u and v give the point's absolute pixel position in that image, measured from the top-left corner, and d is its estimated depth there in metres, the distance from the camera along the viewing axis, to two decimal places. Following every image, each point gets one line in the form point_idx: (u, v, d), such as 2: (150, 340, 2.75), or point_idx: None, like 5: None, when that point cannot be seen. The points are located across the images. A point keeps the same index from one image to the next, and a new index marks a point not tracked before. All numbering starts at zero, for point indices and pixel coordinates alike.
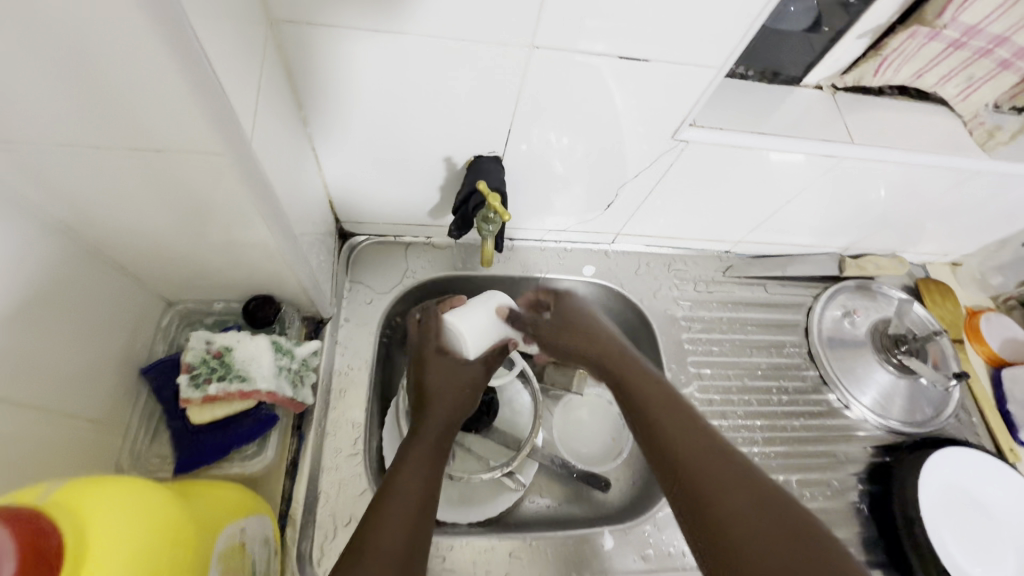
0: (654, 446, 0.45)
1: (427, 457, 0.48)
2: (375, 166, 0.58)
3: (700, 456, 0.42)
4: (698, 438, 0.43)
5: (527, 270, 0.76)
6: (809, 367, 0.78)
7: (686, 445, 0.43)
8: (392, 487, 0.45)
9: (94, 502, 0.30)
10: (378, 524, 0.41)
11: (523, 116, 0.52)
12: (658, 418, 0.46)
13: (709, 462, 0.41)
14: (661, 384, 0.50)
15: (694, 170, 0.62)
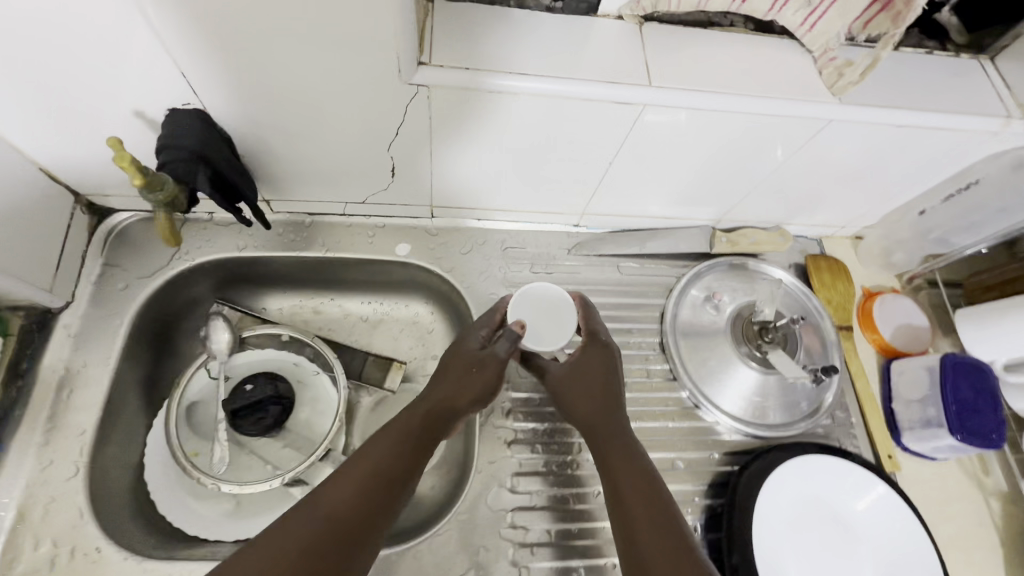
0: (612, 498, 0.48)
1: (355, 477, 0.45)
2: (71, 127, 0.49)
3: (653, 521, 0.45)
4: (660, 519, 0.45)
5: (330, 250, 0.66)
6: (659, 359, 0.67)
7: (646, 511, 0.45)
8: (349, 470, 0.46)
9: None
10: (328, 486, 0.44)
11: (203, 58, 0.43)
12: (619, 476, 0.48)
13: (668, 552, 0.43)
14: (630, 444, 0.51)
15: (465, 124, 0.51)
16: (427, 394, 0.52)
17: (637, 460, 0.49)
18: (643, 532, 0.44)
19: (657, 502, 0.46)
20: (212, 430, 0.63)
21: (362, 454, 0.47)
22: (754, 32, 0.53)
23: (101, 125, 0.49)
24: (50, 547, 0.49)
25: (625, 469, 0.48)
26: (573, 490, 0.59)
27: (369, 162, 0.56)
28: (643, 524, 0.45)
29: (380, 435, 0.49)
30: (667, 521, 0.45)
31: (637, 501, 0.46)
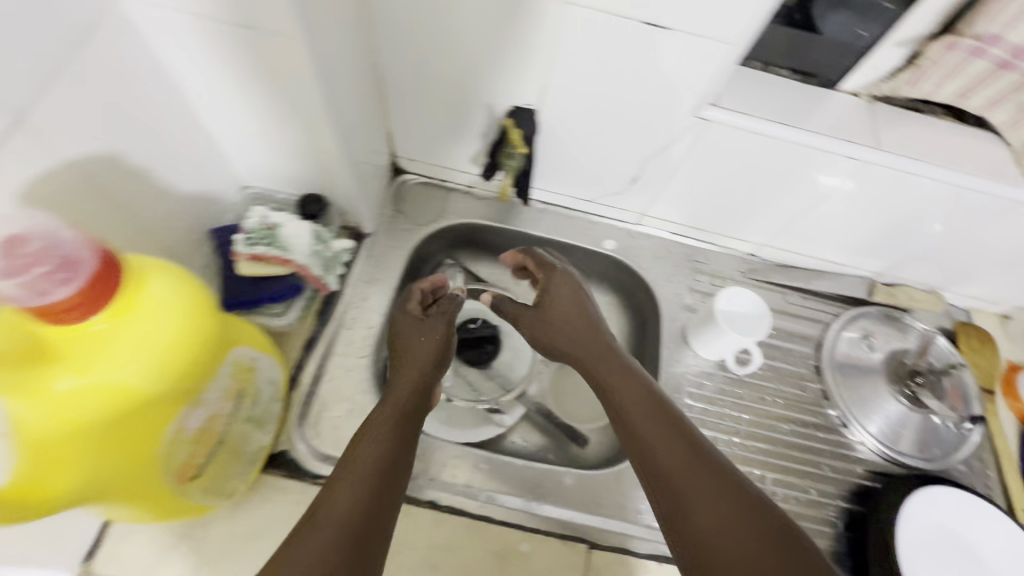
0: (629, 433, 0.52)
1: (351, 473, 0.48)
2: (429, 105, 0.67)
3: (670, 446, 0.48)
4: (666, 433, 0.50)
5: (552, 233, 0.82)
6: (813, 379, 0.77)
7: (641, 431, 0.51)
8: (348, 471, 0.48)
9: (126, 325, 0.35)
10: (342, 483, 0.47)
11: (558, 77, 0.59)
12: (648, 423, 0.51)
13: (691, 472, 0.46)
14: (638, 382, 0.55)
15: (717, 154, 0.65)
16: (398, 383, 0.59)
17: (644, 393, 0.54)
18: (670, 467, 0.47)
19: (687, 440, 0.48)
20: None
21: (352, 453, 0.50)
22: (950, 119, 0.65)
23: (447, 109, 0.67)
24: (346, 403, 0.64)
25: (629, 398, 0.54)
26: None
27: (621, 171, 0.72)
28: (671, 462, 0.47)
29: (370, 442, 0.51)
30: (688, 450, 0.48)
31: (660, 431, 0.50)
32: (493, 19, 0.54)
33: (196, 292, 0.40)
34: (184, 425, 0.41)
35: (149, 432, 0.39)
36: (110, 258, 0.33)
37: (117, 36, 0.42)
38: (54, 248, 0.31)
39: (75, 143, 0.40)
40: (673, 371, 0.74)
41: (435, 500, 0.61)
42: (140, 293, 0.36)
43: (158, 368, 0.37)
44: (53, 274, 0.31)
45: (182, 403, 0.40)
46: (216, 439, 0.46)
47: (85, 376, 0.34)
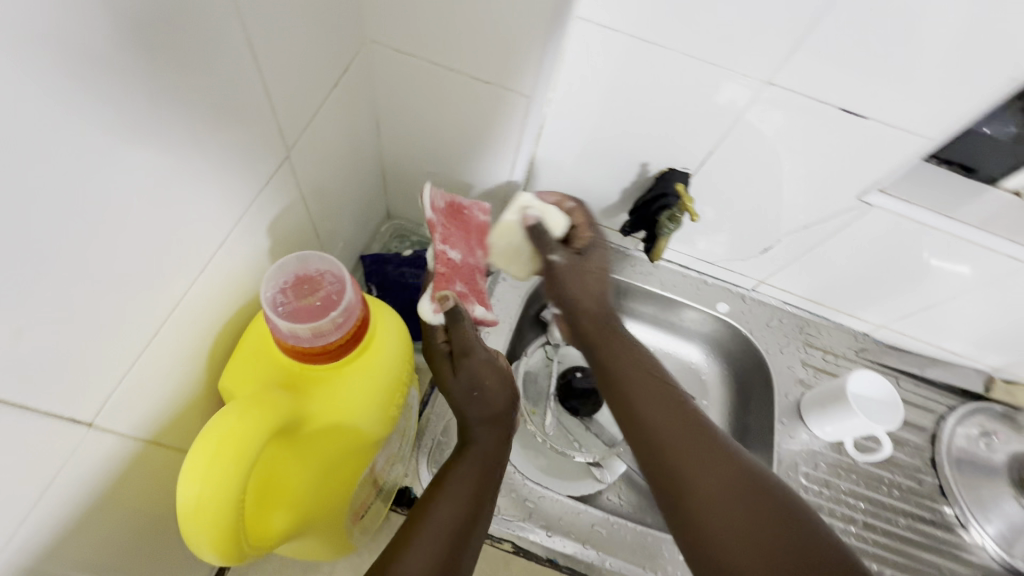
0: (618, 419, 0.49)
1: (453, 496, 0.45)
2: (576, 157, 0.68)
3: (659, 438, 0.45)
4: (658, 417, 0.46)
5: (665, 288, 0.82)
6: (928, 472, 0.74)
7: (682, 473, 0.42)
8: (445, 492, 0.46)
9: (329, 393, 0.34)
10: (439, 501, 0.45)
11: (724, 147, 0.60)
12: (654, 452, 0.45)
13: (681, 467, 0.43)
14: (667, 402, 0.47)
15: (865, 236, 0.65)
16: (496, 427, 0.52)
17: (609, 369, 0.52)
18: (669, 481, 0.43)
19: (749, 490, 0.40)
20: (541, 397, 0.79)
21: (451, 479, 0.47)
22: None
23: (599, 163, 0.67)
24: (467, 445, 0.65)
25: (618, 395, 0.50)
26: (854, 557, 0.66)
27: (755, 239, 0.71)
28: (666, 450, 0.44)
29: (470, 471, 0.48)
30: (757, 512, 0.39)
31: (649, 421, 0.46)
32: (673, 92, 0.56)
33: (408, 339, 0.41)
34: (374, 465, 0.41)
35: (354, 471, 0.38)
36: (367, 313, 0.35)
37: (354, 78, 0.44)
38: (329, 303, 0.34)
39: (302, 174, 0.43)
40: (785, 447, 0.72)
41: (555, 560, 0.61)
42: (378, 336, 0.37)
43: (371, 411, 0.36)
44: (336, 320, 0.32)
45: (382, 443, 0.39)
46: (382, 480, 0.45)
47: (330, 413, 0.34)
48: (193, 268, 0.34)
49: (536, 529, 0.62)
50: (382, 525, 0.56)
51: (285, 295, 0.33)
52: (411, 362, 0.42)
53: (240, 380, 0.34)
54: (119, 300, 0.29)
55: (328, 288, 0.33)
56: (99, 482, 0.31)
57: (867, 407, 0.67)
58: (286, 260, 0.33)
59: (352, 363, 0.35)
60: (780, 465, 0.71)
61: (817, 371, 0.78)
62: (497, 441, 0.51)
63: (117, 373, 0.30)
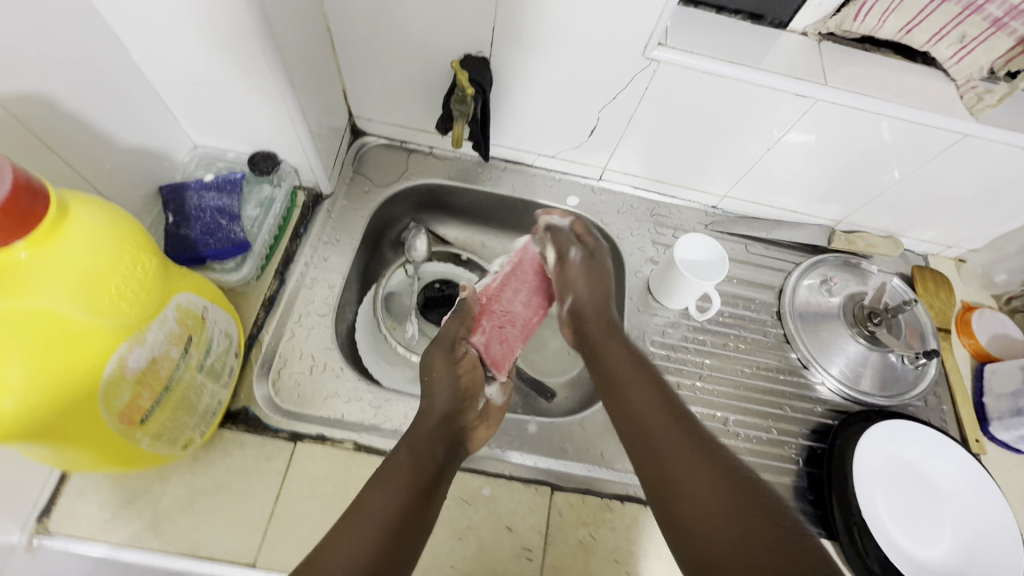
0: (621, 409, 0.54)
1: (396, 484, 0.50)
2: (381, 56, 0.66)
3: (655, 410, 0.52)
4: (667, 429, 0.50)
5: (516, 191, 0.82)
6: (775, 325, 0.78)
7: (632, 396, 0.54)
8: (376, 494, 0.49)
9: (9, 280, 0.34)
10: (374, 492, 0.49)
11: (507, 22, 0.60)
12: (631, 406, 0.53)
13: (673, 442, 0.48)
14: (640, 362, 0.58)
15: (670, 100, 0.66)
16: (414, 445, 0.53)
17: (639, 375, 0.56)
18: (666, 469, 0.47)
19: (671, 412, 0.51)
20: (404, 314, 0.80)
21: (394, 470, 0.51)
22: (892, 52, 0.67)
23: (403, 59, 0.66)
24: (309, 359, 0.64)
25: (628, 405, 0.54)
26: (699, 408, 0.70)
27: (579, 121, 0.72)
28: (644, 406, 0.53)
29: (410, 458, 0.52)
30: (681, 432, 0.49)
31: (641, 390, 0.54)
32: None
33: (133, 229, 0.41)
34: (125, 364, 0.40)
35: (78, 367, 0.37)
36: (36, 191, 0.34)
37: None
38: None
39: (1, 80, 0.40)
40: (635, 321, 0.75)
41: None
42: (76, 223, 0.37)
43: (70, 294, 0.36)
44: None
45: (117, 334, 0.39)
46: (163, 382, 0.45)
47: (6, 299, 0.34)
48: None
49: (380, 428, 0.62)
50: (214, 443, 0.57)
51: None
52: (145, 262, 0.41)
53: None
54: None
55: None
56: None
57: (696, 270, 0.70)
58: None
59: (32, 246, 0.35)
60: (629, 338, 0.74)
61: (667, 248, 0.80)
62: (439, 442, 0.55)
63: None
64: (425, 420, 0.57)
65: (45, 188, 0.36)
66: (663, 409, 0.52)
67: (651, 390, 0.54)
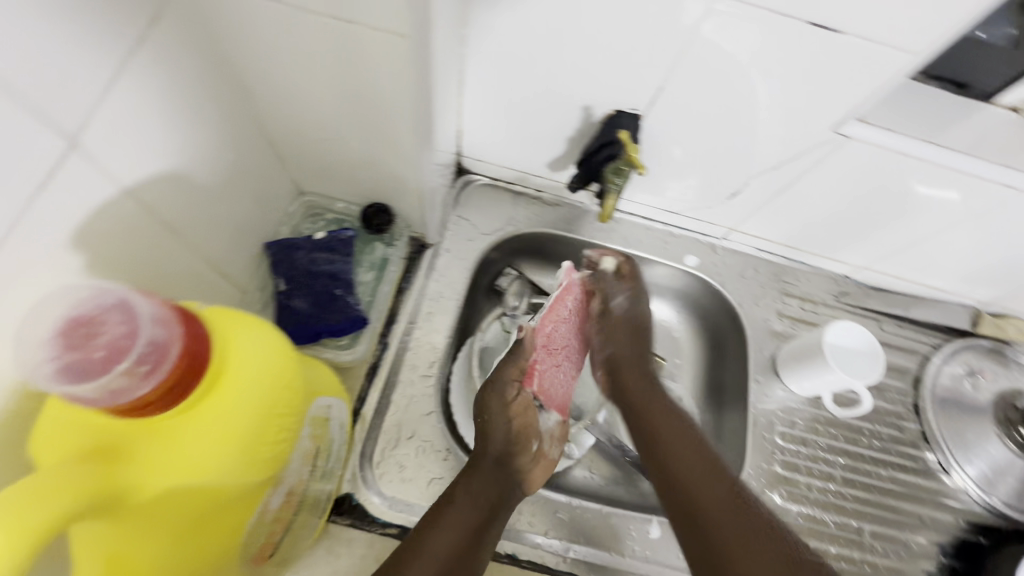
0: (653, 445, 0.56)
1: (456, 523, 0.49)
2: (514, 103, 0.58)
3: (684, 459, 0.53)
4: (705, 472, 0.51)
5: (629, 245, 0.74)
6: (911, 419, 0.70)
7: (665, 438, 0.55)
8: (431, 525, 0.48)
9: (158, 451, 0.29)
10: (433, 529, 0.48)
11: (676, 82, 0.52)
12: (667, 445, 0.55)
13: (703, 478, 0.51)
14: (673, 412, 0.58)
15: (840, 173, 0.58)
16: (479, 488, 0.51)
17: (667, 415, 0.57)
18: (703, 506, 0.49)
19: (702, 451, 0.53)
20: None
21: (445, 511, 0.49)
22: None
23: (541, 107, 0.58)
24: (416, 438, 0.58)
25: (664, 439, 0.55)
26: (833, 515, 0.63)
27: (725, 183, 0.64)
28: (677, 454, 0.54)
29: (465, 495, 0.51)
30: (697, 448, 0.54)
31: (665, 431, 0.56)
32: (612, 13, 0.46)
33: (281, 351, 0.35)
34: (267, 510, 0.36)
35: (222, 531, 0.33)
36: (186, 344, 0.30)
37: (188, 29, 0.35)
38: (117, 330, 0.29)
39: (138, 167, 0.34)
40: (762, 407, 0.68)
41: (514, 555, 0.56)
42: (233, 367, 0.32)
43: (228, 459, 0.31)
44: (134, 370, 0.28)
45: (262, 486, 0.34)
46: (292, 516, 0.40)
47: (153, 478, 0.29)
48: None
49: None
50: (319, 540, 0.51)
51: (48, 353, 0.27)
52: (293, 395, 0.36)
53: (47, 445, 0.30)
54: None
55: (114, 331, 0.29)
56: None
57: (840, 359, 0.63)
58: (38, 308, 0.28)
59: (181, 408, 0.30)
60: (754, 427, 0.67)
61: (794, 322, 0.73)
62: (500, 483, 0.52)
63: None
64: (481, 460, 0.53)
65: (196, 327, 0.31)
66: (698, 448, 0.54)
67: (679, 436, 0.55)
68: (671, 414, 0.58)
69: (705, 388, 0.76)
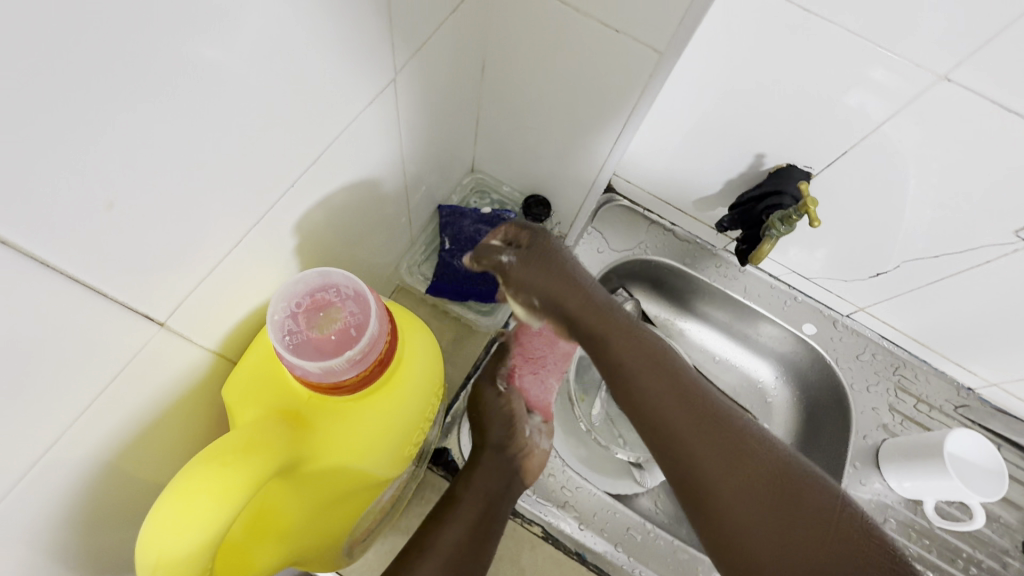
0: (622, 377, 0.48)
1: (466, 518, 0.48)
2: (686, 137, 0.62)
3: (654, 384, 0.46)
4: (696, 420, 0.44)
5: (748, 297, 0.75)
6: (1016, 558, 0.65)
7: (642, 378, 0.47)
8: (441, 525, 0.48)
9: (339, 431, 0.35)
10: (442, 526, 0.48)
11: (857, 152, 0.54)
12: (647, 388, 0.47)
13: (682, 416, 0.45)
14: (635, 332, 0.50)
15: (1002, 279, 0.57)
16: (478, 485, 0.51)
17: (625, 338, 0.49)
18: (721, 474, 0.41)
19: (665, 380, 0.47)
20: (594, 385, 0.73)
21: (451, 509, 0.49)
22: None
23: (711, 145, 0.62)
24: None
25: (627, 368, 0.48)
26: None
27: (869, 260, 0.64)
28: (655, 388, 0.46)
29: (467, 493, 0.50)
30: (660, 368, 0.47)
31: (623, 347, 0.49)
32: (822, 74, 0.49)
33: (437, 370, 0.42)
34: (377, 501, 0.43)
35: (348, 508, 0.39)
36: (388, 343, 0.36)
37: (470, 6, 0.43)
38: (346, 321, 0.35)
39: (399, 105, 0.42)
40: (853, 495, 0.66)
41: (584, 556, 0.57)
42: (403, 373, 0.38)
43: (384, 452, 0.37)
44: (352, 358, 0.34)
45: (388, 480, 0.40)
46: (385, 509, 0.47)
47: (331, 451, 0.35)
48: (300, 168, 0.34)
49: (569, 519, 0.58)
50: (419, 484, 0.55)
51: (295, 320, 0.34)
52: (433, 405, 0.42)
53: (242, 400, 0.35)
54: (206, 176, 0.28)
55: (348, 317, 0.35)
56: (169, 395, 0.33)
57: (958, 463, 0.60)
58: (301, 276, 0.35)
59: (366, 399, 0.36)
60: None
61: (904, 420, 0.70)
62: (501, 472, 0.53)
63: (198, 283, 0.31)
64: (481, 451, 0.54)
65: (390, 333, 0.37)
66: (658, 366, 0.48)
67: (642, 356, 0.48)
68: (624, 332, 0.49)
69: None
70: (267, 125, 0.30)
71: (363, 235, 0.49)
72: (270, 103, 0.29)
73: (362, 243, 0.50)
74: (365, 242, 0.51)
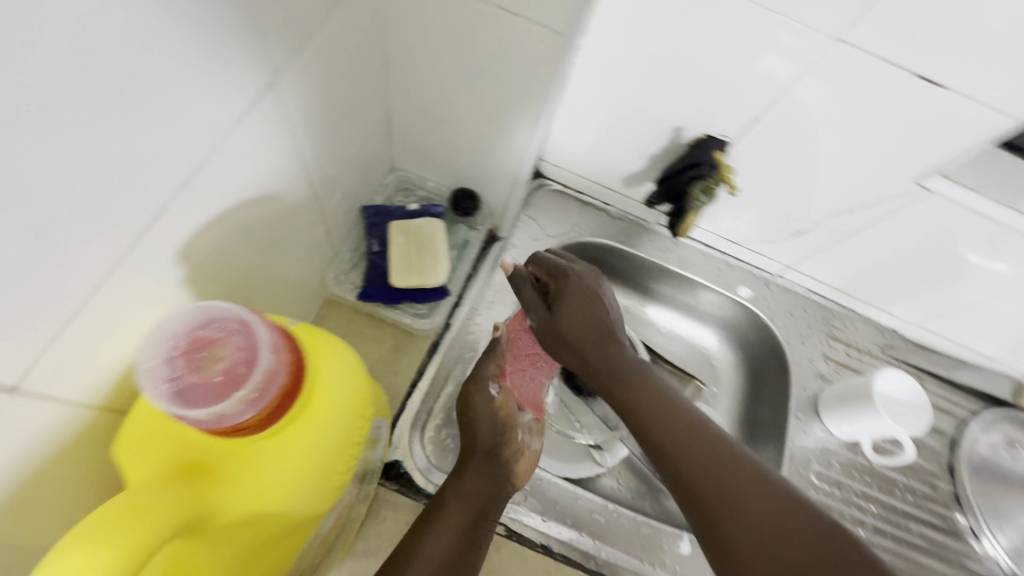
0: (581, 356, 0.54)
1: (455, 523, 0.47)
2: (607, 116, 0.62)
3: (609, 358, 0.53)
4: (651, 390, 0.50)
5: (686, 267, 0.77)
6: (944, 480, 0.70)
7: (599, 353, 0.53)
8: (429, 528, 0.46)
9: (254, 470, 0.34)
10: (429, 533, 0.46)
11: (768, 117, 0.55)
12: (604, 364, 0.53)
13: (638, 387, 0.50)
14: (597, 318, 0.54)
15: (910, 225, 0.60)
16: (468, 484, 0.49)
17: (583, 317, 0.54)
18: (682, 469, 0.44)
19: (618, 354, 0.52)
20: None
21: (436, 516, 0.47)
22: None
23: (631, 122, 0.62)
24: None
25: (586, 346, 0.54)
26: None
27: (791, 219, 0.67)
28: (606, 360, 0.53)
29: (453, 497, 0.48)
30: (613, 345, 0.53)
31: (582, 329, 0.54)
32: (727, 42, 0.50)
33: (359, 388, 0.41)
34: (317, 533, 0.42)
35: (284, 545, 0.38)
36: (290, 374, 0.35)
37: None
38: (235, 357, 0.33)
39: (292, 107, 0.39)
40: (799, 445, 0.69)
41: (549, 547, 0.58)
42: (319, 399, 0.37)
43: (308, 483, 0.36)
44: (246, 398, 0.32)
45: (322, 510, 0.39)
46: (332, 537, 0.46)
47: (248, 491, 0.34)
48: (175, 187, 0.31)
49: (531, 512, 0.58)
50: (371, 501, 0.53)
51: (173, 364, 0.32)
52: (361, 426, 0.41)
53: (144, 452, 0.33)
54: (49, 211, 0.24)
55: (234, 354, 0.33)
56: (47, 449, 0.30)
57: (888, 402, 0.64)
58: (175, 316, 0.32)
59: (277, 433, 0.35)
60: (791, 461, 0.68)
61: (838, 366, 0.74)
62: (492, 471, 0.51)
63: (50, 338, 0.27)
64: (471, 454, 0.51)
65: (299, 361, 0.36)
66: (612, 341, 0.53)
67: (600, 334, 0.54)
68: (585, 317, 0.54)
69: (740, 419, 0.77)
70: (122, 145, 0.26)
71: (274, 251, 0.46)
72: (121, 119, 0.26)
73: (274, 260, 0.47)
74: (278, 257, 0.47)
